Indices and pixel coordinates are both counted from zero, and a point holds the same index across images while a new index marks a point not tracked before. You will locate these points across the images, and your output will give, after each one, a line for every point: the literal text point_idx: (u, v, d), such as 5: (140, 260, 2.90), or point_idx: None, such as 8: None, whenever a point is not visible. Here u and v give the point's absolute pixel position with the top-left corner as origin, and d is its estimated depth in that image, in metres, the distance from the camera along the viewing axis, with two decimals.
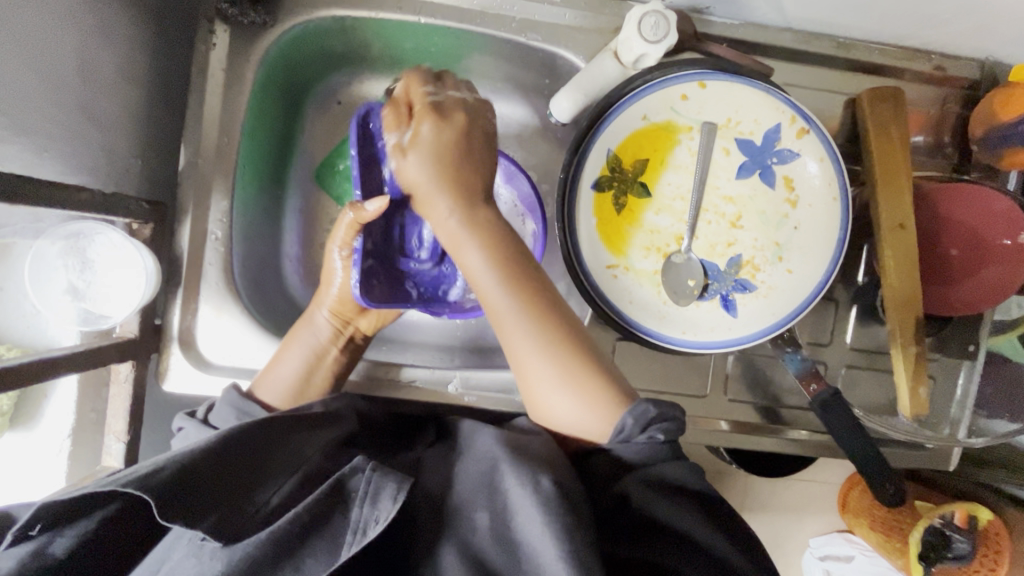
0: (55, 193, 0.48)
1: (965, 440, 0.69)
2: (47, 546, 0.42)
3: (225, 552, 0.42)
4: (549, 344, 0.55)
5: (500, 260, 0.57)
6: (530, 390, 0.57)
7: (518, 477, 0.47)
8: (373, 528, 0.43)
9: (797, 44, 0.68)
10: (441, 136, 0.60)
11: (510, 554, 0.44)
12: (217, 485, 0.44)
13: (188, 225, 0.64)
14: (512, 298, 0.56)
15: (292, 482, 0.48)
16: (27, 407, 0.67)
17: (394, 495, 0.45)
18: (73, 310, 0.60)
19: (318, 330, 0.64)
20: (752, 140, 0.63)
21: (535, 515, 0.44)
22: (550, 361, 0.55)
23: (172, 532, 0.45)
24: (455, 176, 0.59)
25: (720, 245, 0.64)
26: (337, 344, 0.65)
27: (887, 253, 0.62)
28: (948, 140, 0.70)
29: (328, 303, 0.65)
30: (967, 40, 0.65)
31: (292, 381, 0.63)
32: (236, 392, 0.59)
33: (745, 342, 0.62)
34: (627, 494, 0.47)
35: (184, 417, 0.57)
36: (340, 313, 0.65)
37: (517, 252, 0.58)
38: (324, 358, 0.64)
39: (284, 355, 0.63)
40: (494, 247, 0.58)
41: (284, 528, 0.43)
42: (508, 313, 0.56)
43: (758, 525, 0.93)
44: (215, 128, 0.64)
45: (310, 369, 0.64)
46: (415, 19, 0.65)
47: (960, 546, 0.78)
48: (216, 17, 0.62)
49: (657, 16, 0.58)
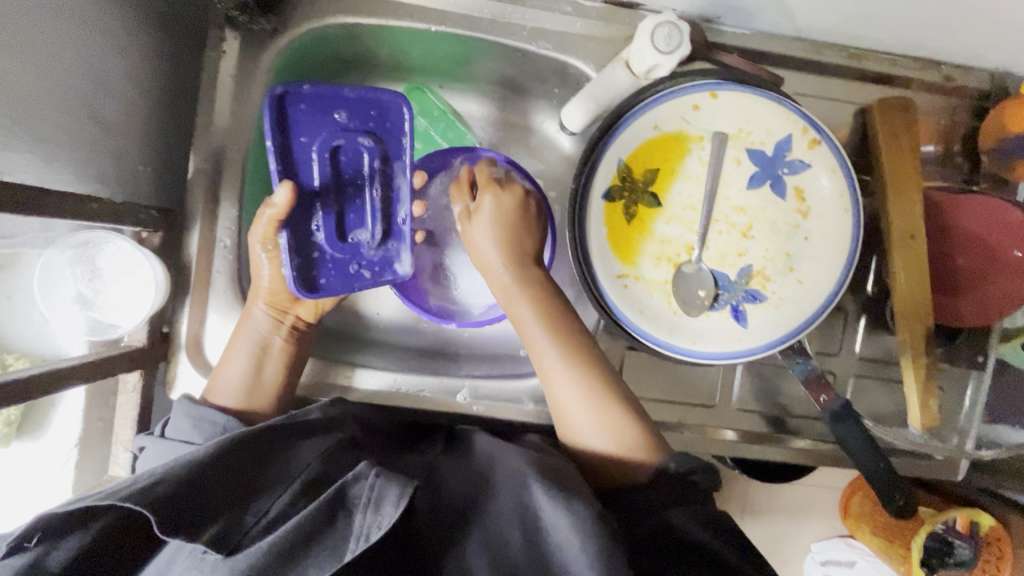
0: (65, 204, 0.48)
1: (973, 450, 0.69)
2: (44, 557, 0.41)
3: (226, 563, 0.41)
4: (591, 380, 0.60)
5: (548, 307, 0.63)
6: (570, 435, 0.61)
7: (548, 495, 0.47)
8: (375, 534, 0.42)
9: (807, 54, 0.67)
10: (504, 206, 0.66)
11: (533, 557, 0.45)
12: (215, 496, 0.44)
13: (196, 232, 0.64)
14: (560, 341, 0.61)
15: (291, 492, 0.47)
16: (34, 416, 0.66)
17: (396, 500, 0.43)
18: (81, 319, 0.60)
19: (257, 324, 0.62)
20: (764, 150, 0.63)
21: (569, 531, 0.44)
22: (592, 398, 0.59)
23: (171, 545, 0.44)
24: (511, 239, 0.65)
25: (731, 256, 0.64)
26: (280, 335, 0.63)
27: (898, 264, 0.62)
28: (958, 149, 0.70)
29: (261, 295, 0.63)
30: (978, 51, 0.65)
31: (245, 380, 0.61)
32: (187, 401, 0.57)
33: (756, 352, 0.62)
34: (666, 523, 0.49)
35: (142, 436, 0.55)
36: (276, 304, 0.63)
37: (564, 308, 0.63)
38: (269, 350, 0.62)
39: (231, 356, 0.61)
40: (542, 295, 0.63)
41: (285, 537, 0.42)
42: (552, 352, 0.61)
43: (763, 532, 0.92)
44: (223, 135, 0.64)
45: (257, 364, 0.62)
46: (428, 26, 0.64)
47: (962, 552, 0.79)
48: (225, 25, 0.63)
49: (669, 27, 0.59)
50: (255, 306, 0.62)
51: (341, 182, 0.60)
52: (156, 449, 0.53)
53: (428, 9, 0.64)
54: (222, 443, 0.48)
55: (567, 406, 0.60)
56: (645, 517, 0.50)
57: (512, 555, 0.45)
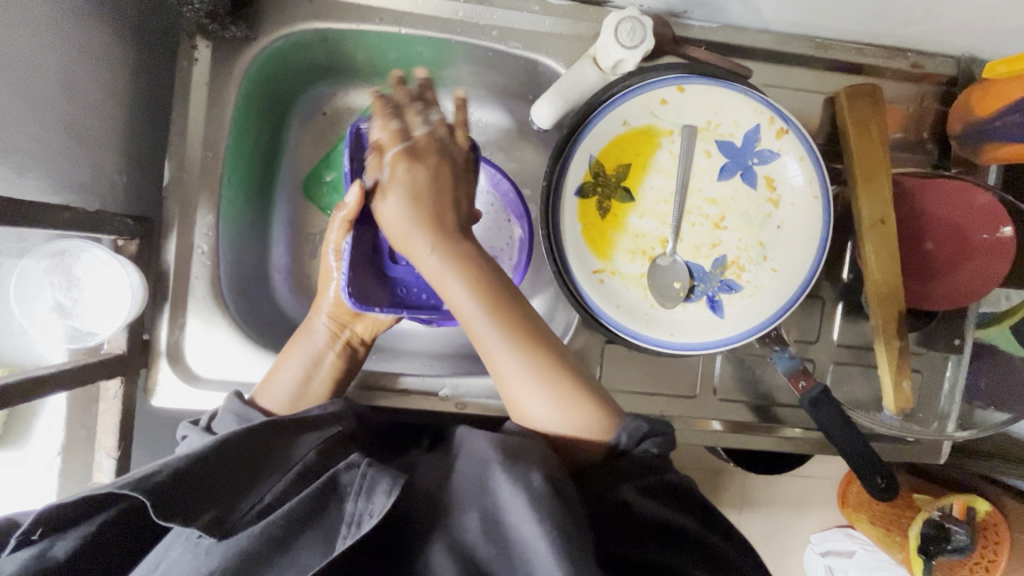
0: (41, 213, 0.48)
1: (952, 432, 0.70)
2: (49, 549, 0.43)
3: (222, 546, 0.42)
4: (528, 342, 0.57)
5: (473, 275, 0.59)
6: (512, 393, 0.57)
7: (509, 476, 0.47)
8: (367, 521, 0.43)
9: (774, 46, 0.68)
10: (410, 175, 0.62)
11: (505, 554, 0.44)
12: (216, 483, 0.45)
13: (174, 239, 0.64)
14: (487, 304, 0.58)
15: (285, 480, 0.47)
16: (17, 425, 0.67)
17: (388, 489, 0.44)
18: (60, 327, 0.60)
19: (316, 337, 0.65)
20: (733, 141, 0.63)
21: (526, 515, 0.44)
22: (519, 350, 0.57)
23: (172, 530, 0.45)
24: (432, 216, 0.61)
25: (705, 247, 0.64)
26: (334, 348, 0.65)
27: (868, 249, 0.63)
28: (928, 136, 0.71)
29: (325, 308, 0.66)
30: (942, 37, 0.65)
31: (296, 390, 0.62)
32: (236, 400, 0.58)
33: (733, 341, 0.63)
34: (625, 503, 0.49)
35: (187, 425, 0.56)
36: (337, 316, 0.66)
37: (495, 277, 0.59)
38: (322, 363, 0.64)
39: (287, 362, 0.63)
40: (474, 276, 0.59)
41: (276, 523, 0.43)
42: (481, 319, 0.57)
43: (757, 522, 0.93)
44: (198, 142, 0.64)
45: (309, 376, 0.63)
46: (396, 29, 0.65)
47: (959, 538, 0.78)
48: (198, 33, 0.62)
49: (633, 22, 0.59)
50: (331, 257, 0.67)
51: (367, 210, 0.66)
52: (202, 437, 0.54)
53: (397, 12, 0.64)
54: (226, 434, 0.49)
55: (495, 356, 0.57)
56: (608, 493, 0.50)
57: (477, 543, 0.45)
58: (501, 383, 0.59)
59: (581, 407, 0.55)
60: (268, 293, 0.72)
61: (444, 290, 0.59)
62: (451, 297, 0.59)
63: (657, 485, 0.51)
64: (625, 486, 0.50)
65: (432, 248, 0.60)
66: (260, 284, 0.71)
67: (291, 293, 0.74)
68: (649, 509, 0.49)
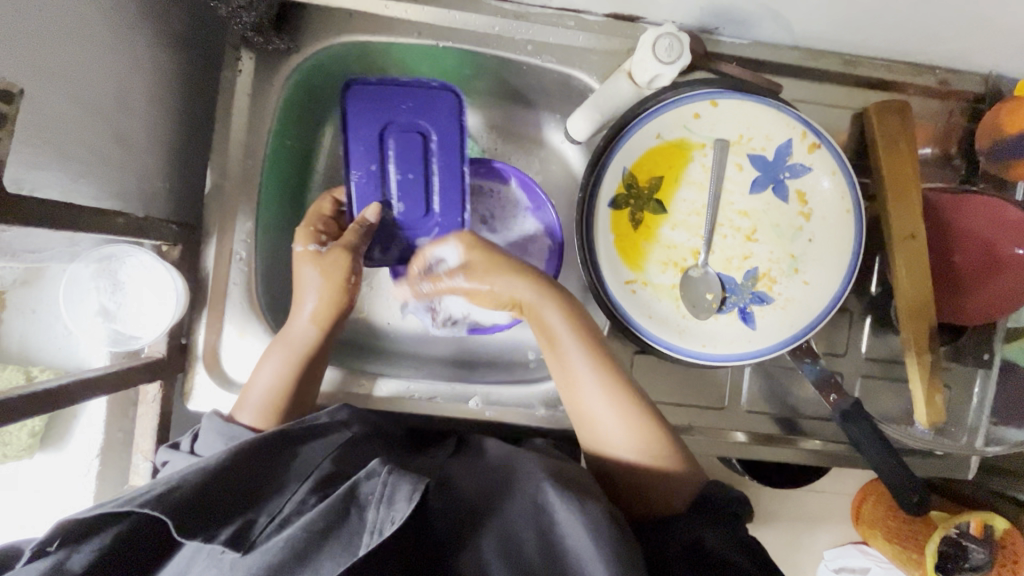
0: (96, 219, 0.49)
1: (982, 448, 0.69)
2: (65, 561, 0.42)
3: (245, 560, 0.43)
4: (619, 385, 0.60)
5: (568, 312, 0.62)
6: (596, 428, 0.61)
7: (566, 501, 0.47)
8: (389, 527, 0.43)
9: (804, 62, 0.69)
10: (331, 266, 0.63)
11: (548, 562, 0.45)
12: (235, 496, 0.46)
13: (213, 246, 0.65)
14: (598, 361, 0.61)
15: (305, 488, 0.48)
16: (57, 427, 0.69)
17: (409, 494, 0.44)
18: (103, 330, 0.61)
19: (298, 338, 0.62)
20: (765, 156, 0.64)
21: (582, 531, 0.45)
22: (606, 378, 0.60)
23: (190, 544, 0.46)
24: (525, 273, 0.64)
25: (736, 259, 0.65)
26: (315, 352, 0.63)
27: (899, 262, 0.64)
28: (955, 152, 0.72)
29: (305, 311, 0.63)
30: (972, 55, 0.66)
31: (270, 392, 0.61)
32: (219, 419, 0.59)
33: (764, 354, 0.63)
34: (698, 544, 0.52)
35: (168, 451, 0.58)
36: (318, 316, 0.63)
37: (590, 321, 0.63)
38: (298, 367, 0.62)
39: (260, 365, 0.62)
40: (570, 314, 0.62)
41: (299, 534, 0.43)
42: (575, 352, 0.61)
43: (775, 538, 0.91)
44: (240, 151, 0.65)
45: (280, 381, 0.61)
46: (433, 43, 0.66)
47: (977, 556, 0.78)
48: (242, 44, 0.64)
49: (670, 38, 0.60)
50: (306, 267, 0.64)
51: (383, 183, 0.65)
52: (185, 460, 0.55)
53: (435, 26, 0.66)
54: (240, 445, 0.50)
55: (590, 402, 0.61)
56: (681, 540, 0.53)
57: (526, 554, 0.46)
58: (581, 417, 0.62)
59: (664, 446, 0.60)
60: None
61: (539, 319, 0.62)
62: (561, 352, 0.62)
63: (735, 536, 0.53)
64: (707, 534, 0.52)
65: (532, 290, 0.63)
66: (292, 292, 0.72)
67: None
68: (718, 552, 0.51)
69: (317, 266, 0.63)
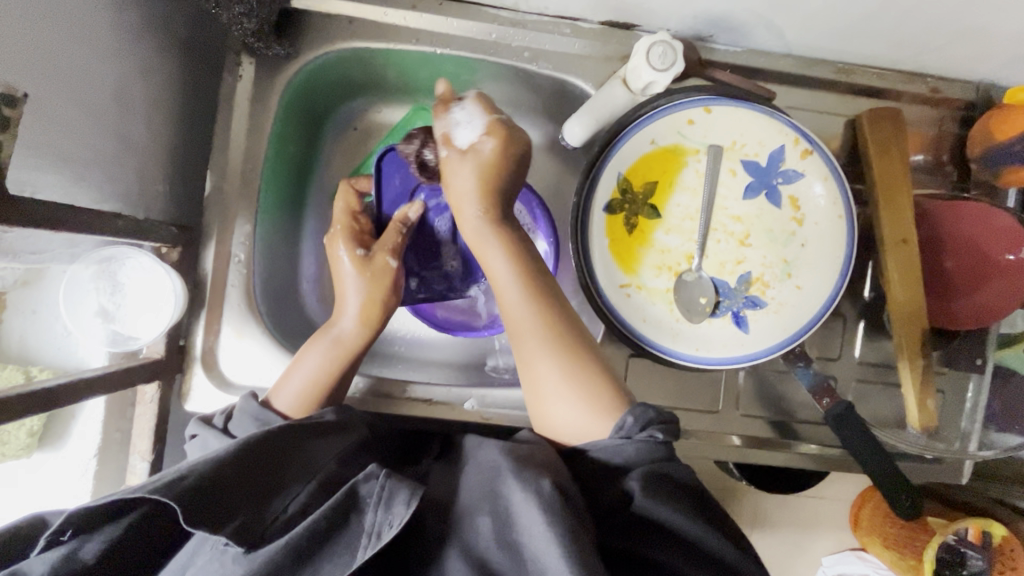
0: (96, 221, 0.50)
1: (975, 453, 0.69)
2: (78, 550, 0.43)
3: (247, 558, 0.43)
4: (559, 335, 0.60)
5: (513, 247, 0.63)
6: (536, 388, 0.60)
7: (519, 482, 0.47)
8: (387, 532, 0.44)
9: (797, 70, 0.70)
10: (377, 271, 0.66)
11: (513, 555, 0.44)
12: (236, 491, 0.45)
13: (212, 248, 0.66)
14: (518, 267, 0.63)
15: (307, 492, 0.48)
16: (55, 427, 0.70)
17: (407, 500, 0.45)
18: (103, 331, 0.62)
19: (343, 331, 0.64)
20: (758, 161, 0.65)
21: (536, 518, 0.45)
22: (542, 320, 0.60)
23: (196, 536, 0.46)
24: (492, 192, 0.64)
25: (729, 263, 0.66)
26: (359, 348, 0.65)
27: (890, 267, 0.64)
28: (947, 159, 0.72)
29: (351, 312, 0.65)
30: (963, 63, 0.67)
31: (312, 380, 0.61)
32: (255, 402, 0.57)
33: (758, 357, 0.63)
34: (627, 494, 0.48)
35: (200, 424, 0.55)
36: (365, 317, 0.65)
37: (536, 263, 0.64)
38: (344, 356, 0.63)
39: (301, 356, 0.62)
40: (512, 247, 0.63)
41: (303, 534, 0.44)
42: (512, 285, 0.62)
43: (771, 545, 0.90)
44: (240, 155, 0.66)
45: (323, 371, 0.62)
46: (431, 49, 0.67)
47: (976, 563, 0.79)
48: (243, 50, 0.65)
49: (664, 45, 0.61)
50: (343, 266, 0.67)
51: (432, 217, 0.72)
52: (218, 438, 0.53)
53: (434, 33, 0.67)
54: (245, 441, 0.49)
55: (529, 349, 0.60)
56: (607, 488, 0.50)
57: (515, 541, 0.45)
58: (524, 370, 0.61)
59: (606, 403, 0.56)
60: (298, 302, 0.73)
61: (482, 256, 0.64)
62: (499, 284, 0.63)
63: (670, 479, 0.48)
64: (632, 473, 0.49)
65: (479, 213, 0.64)
66: (290, 294, 0.73)
67: (318, 303, 0.75)
68: (647, 506, 0.46)
69: (361, 271, 0.66)
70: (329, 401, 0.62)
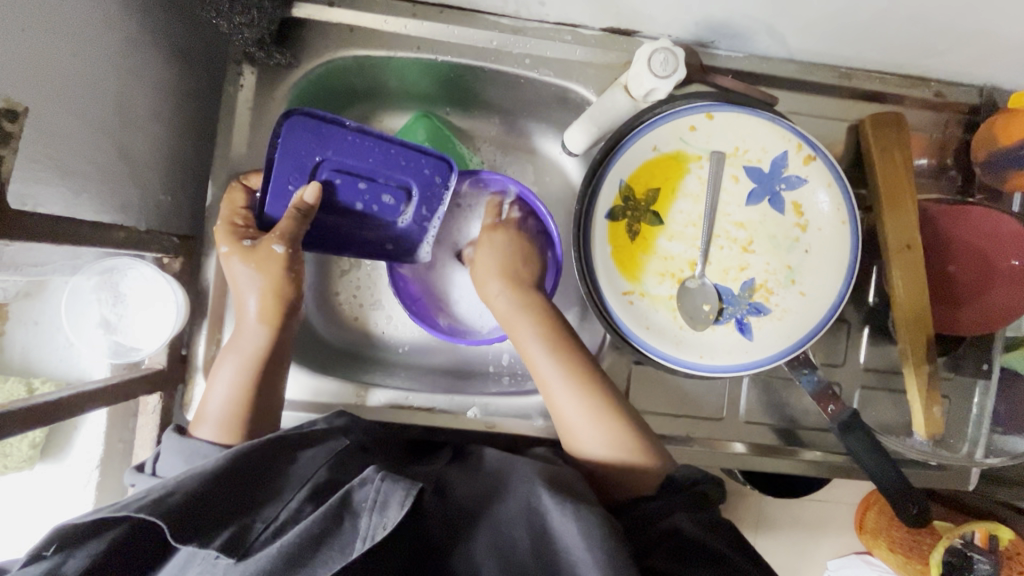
0: (96, 233, 0.50)
1: (981, 459, 0.69)
2: (61, 566, 0.42)
3: (239, 567, 0.42)
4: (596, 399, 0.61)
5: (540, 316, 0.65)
6: (577, 450, 0.61)
7: (558, 501, 0.48)
8: (381, 534, 0.43)
9: (799, 75, 0.70)
10: (265, 259, 0.60)
11: (546, 565, 0.45)
12: (227, 501, 0.46)
13: (214, 257, 0.66)
14: (550, 340, 0.63)
15: (298, 498, 0.48)
16: (58, 438, 0.70)
17: (401, 501, 0.44)
18: (105, 342, 0.62)
19: (247, 338, 0.61)
20: (760, 167, 0.65)
21: (575, 534, 0.45)
22: (578, 389, 0.61)
23: (186, 550, 0.45)
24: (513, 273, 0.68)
25: (733, 270, 0.65)
26: (267, 349, 0.61)
27: (896, 272, 0.64)
28: (951, 163, 0.72)
29: (251, 311, 0.61)
30: (966, 67, 0.67)
31: (229, 400, 0.60)
32: (175, 436, 0.56)
33: (762, 365, 0.63)
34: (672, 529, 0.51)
35: (133, 472, 0.55)
36: (263, 313, 0.61)
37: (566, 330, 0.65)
38: (254, 365, 0.61)
39: (214, 377, 0.61)
40: (542, 318, 0.65)
41: (292, 542, 0.43)
42: (544, 357, 0.63)
43: (777, 550, 0.90)
44: (241, 164, 0.66)
45: (240, 383, 0.60)
46: (431, 57, 0.67)
47: (982, 567, 0.77)
48: (243, 60, 0.65)
49: (665, 53, 0.61)
50: (235, 264, 0.61)
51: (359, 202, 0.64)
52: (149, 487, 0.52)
53: (434, 40, 0.67)
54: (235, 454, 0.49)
55: (568, 415, 0.61)
56: (648, 526, 0.53)
57: (519, 553, 0.46)
58: (564, 432, 0.63)
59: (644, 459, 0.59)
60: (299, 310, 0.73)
61: (515, 331, 0.65)
62: (532, 360, 0.63)
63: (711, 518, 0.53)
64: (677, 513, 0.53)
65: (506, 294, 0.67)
66: None
67: (319, 310, 0.75)
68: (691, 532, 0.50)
69: (250, 264, 0.61)
70: (254, 418, 0.60)
